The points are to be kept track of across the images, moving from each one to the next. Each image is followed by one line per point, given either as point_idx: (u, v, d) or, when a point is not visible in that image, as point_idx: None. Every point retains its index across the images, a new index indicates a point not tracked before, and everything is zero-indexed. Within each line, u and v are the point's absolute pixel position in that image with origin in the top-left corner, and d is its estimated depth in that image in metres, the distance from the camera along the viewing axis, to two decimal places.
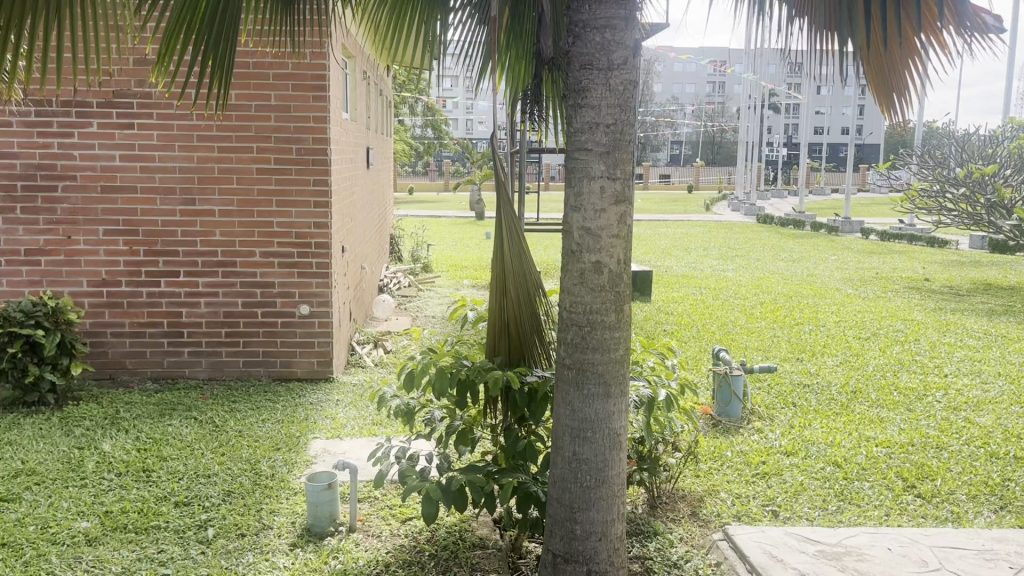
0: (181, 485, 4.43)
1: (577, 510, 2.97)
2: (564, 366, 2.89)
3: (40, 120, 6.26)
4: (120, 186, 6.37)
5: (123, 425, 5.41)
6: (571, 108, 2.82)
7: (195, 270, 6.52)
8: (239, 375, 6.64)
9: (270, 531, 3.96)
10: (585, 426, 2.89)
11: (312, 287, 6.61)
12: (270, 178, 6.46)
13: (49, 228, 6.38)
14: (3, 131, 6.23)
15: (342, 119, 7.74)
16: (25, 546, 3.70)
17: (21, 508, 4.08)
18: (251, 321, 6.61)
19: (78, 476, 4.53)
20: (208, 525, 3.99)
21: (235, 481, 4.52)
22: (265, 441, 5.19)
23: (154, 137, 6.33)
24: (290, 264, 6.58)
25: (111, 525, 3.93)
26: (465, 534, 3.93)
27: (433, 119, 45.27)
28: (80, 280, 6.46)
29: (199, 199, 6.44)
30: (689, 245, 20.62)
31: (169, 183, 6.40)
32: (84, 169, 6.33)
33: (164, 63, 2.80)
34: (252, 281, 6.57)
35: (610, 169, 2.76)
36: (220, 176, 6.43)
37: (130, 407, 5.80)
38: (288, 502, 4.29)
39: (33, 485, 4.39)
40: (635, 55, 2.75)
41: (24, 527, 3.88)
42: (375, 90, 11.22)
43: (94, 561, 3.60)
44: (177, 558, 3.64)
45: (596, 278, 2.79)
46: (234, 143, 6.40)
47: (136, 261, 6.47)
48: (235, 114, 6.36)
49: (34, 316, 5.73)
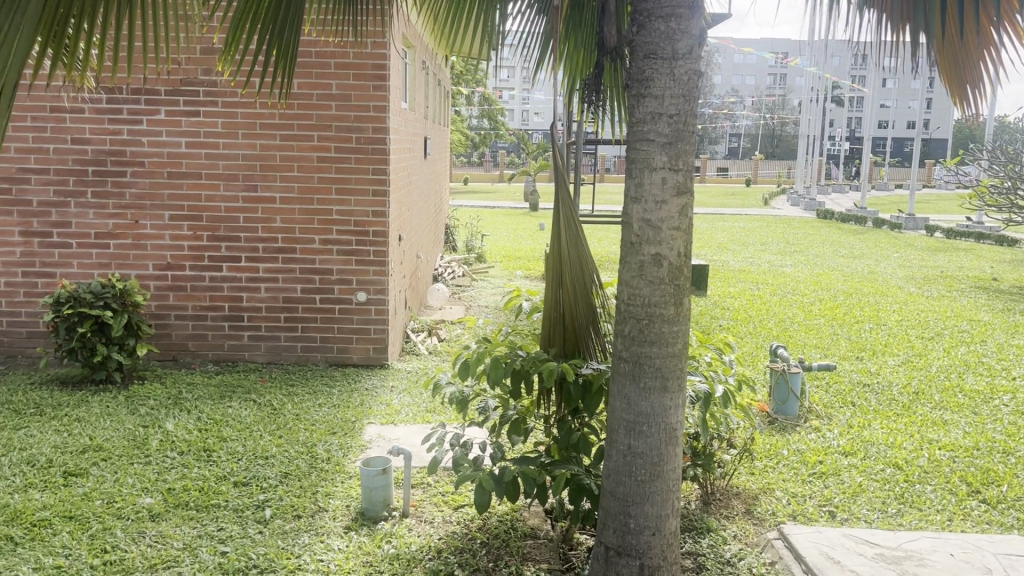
0: (239, 466, 4.54)
1: (631, 504, 2.96)
2: (621, 360, 2.87)
3: (111, 107, 6.43)
4: (185, 172, 6.52)
5: (185, 405, 5.56)
6: (633, 98, 2.79)
7: (255, 256, 6.65)
8: (297, 359, 6.77)
9: (325, 514, 4.03)
10: (641, 419, 2.86)
11: (369, 274, 6.69)
12: (329, 166, 6.55)
13: (118, 213, 6.56)
14: (75, 118, 6.42)
15: (400, 108, 7.79)
16: (91, 519, 3.82)
17: (89, 483, 4.22)
18: (309, 307, 6.72)
19: (142, 453, 4.67)
20: (266, 505, 4.08)
21: (291, 463, 4.61)
22: (321, 425, 5.28)
23: (218, 124, 6.47)
24: (347, 251, 6.66)
25: (173, 501, 4.05)
26: (516, 523, 3.94)
27: (489, 110, 45.34)
28: (147, 263, 6.65)
29: (261, 185, 6.56)
30: (747, 239, 20.31)
31: (232, 170, 6.54)
32: (151, 155, 6.50)
33: (230, 51, 2.85)
34: (311, 268, 6.68)
35: (672, 160, 2.72)
36: (281, 163, 6.54)
37: (192, 388, 5.96)
38: (343, 485, 4.36)
39: (100, 460, 4.54)
40: (700, 44, 2.70)
41: (91, 501, 4.02)
42: (433, 79, 11.24)
43: (157, 536, 3.71)
44: (236, 536, 3.73)
45: (655, 270, 2.76)
46: (295, 131, 6.50)
47: (199, 246, 6.63)
48: (298, 103, 6.46)
49: (103, 297, 5.92)
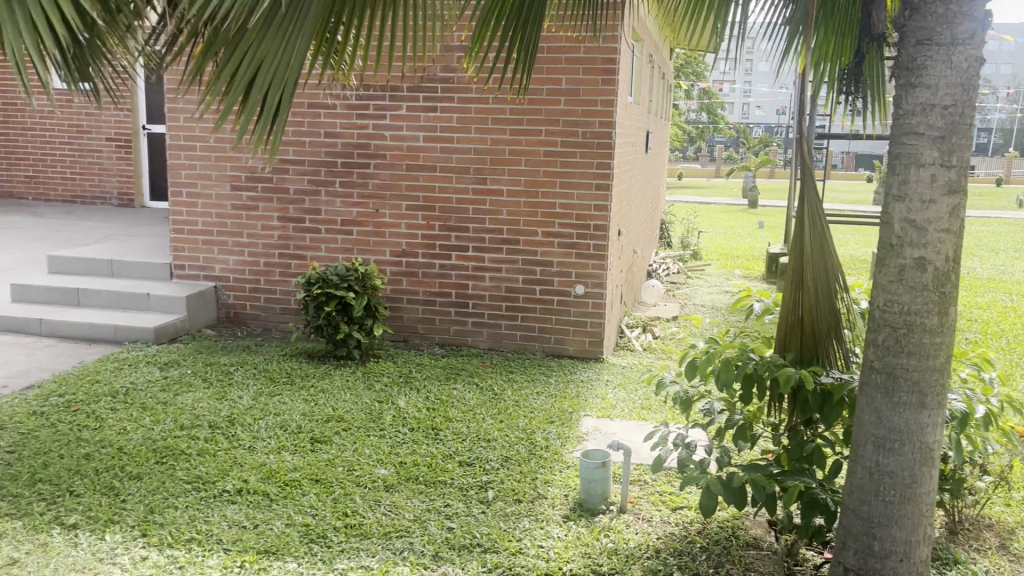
0: (464, 446, 4.73)
1: (875, 525, 2.75)
2: (872, 370, 2.67)
3: (359, 103, 6.92)
4: (422, 164, 6.89)
5: (415, 385, 5.89)
6: (900, 89, 2.58)
7: (481, 246, 6.90)
8: (517, 348, 6.96)
9: (544, 501, 4.10)
10: (892, 436, 2.66)
11: (589, 267, 6.73)
12: (555, 160, 6.65)
13: (361, 202, 7.06)
14: (329, 114, 6.98)
15: (627, 102, 7.76)
16: (335, 484, 4.14)
17: (332, 450, 4.58)
18: (530, 297, 6.88)
19: (377, 426, 5.00)
20: (489, 487, 4.22)
21: (512, 448, 4.74)
22: (539, 413, 5.39)
23: (453, 119, 6.77)
24: (569, 244, 6.74)
25: (405, 475, 4.29)
26: (738, 532, 3.80)
27: (709, 104, 44.20)
28: (384, 249, 7.11)
29: (490, 178, 6.79)
30: (998, 244, 18.35)
31: (464, 163, 6.82)
32: (393, 148, 6.92)
33: (475, 49, 2.95)
34: (533, 260, 6.82)
35: (944, 156, 2.49)
36: (510, 157, 6.73)
37: (421, 369, 6.30)
38: (561, 474, 4.41)
39: (341, 430, 4.92)
40: (985, 28, 2.45)
41: (334, 467, 4.36)
42: (658, 72, 11.12)
43: (391, 506, 3.95)
44: (461, 513, 3.90)
45: (918, 276, 2.54)
46: (524, 126, 6.65)
47: (431, 234, 6.98)
48: (528, 98, 6.61)
49: (347, 279, 6.41)
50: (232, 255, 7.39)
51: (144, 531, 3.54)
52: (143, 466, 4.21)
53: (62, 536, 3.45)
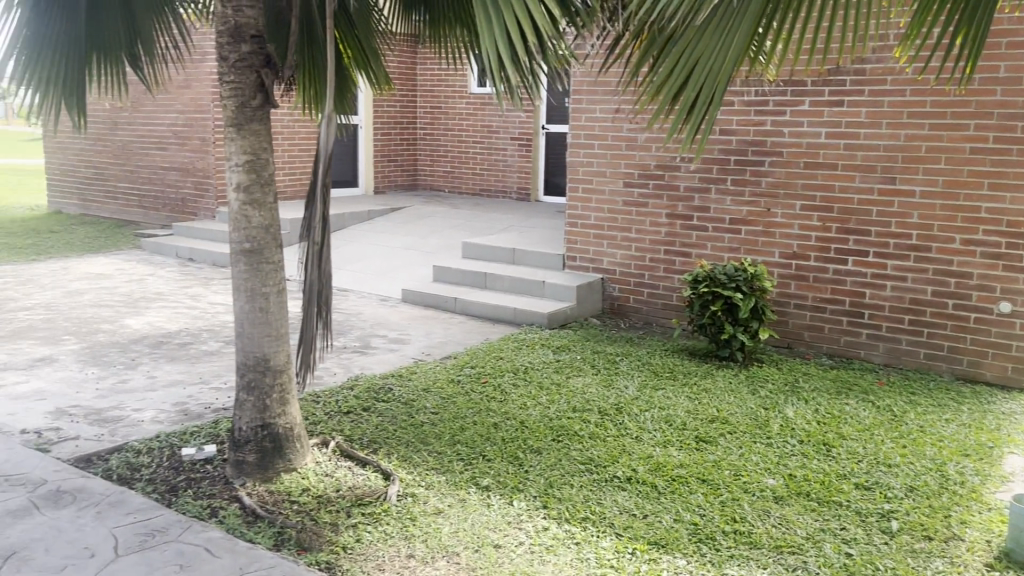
0: (861, 468, 4.38)
1: None
2: None
3: (759, 100, 6.73)
4: (822, 162, 6.51)
5: (803, 395, 5.59)
6: None
7: (885, 252, 6.33)
8: (919, 367, 6.29)
9: (960, 543, 3.62)
10: None
11: (1017, 282, 5.85)
12: (984, 158, 5.86)
13: (753, 200, 6.87)
14: (726, 111, 6.89)
15: None
16: (722, 487, 4.08)
17: (718, 452, 4.52)
18: (939, 312, 6.16)
19: (764, 434, 4.83)
20: (891, 516, 3.85)
21: (918, 478, 4.27)
22: (950, 444, 4.80)
23: (862, 115, 6.29)
24: (994, 254, 5.92)
25: (795, 489, 4.09)
26: None
27: None
28: (774, 250, 6.84)
29: (900, 178, 6.20)
30: None
31: (870, 161, 6.30)
32: (791, 146, 6.63)
33: (912, 40, 2.69)
34: (946, 270, 6.09)
35: None
36: (926, 155, 6.07)
37: (809, 379, 5.97)
38: (981, 516, 3.87)
39: (726, 433, 4.84)
40: None
41: (721, 470, 4.29)
42: None
43: (780, 519, 3.78)
44: (860, 541, 3.61)
45: None
46: (947, 120, 5.96)
47: (827, 237, 6.57)
48: (955, 89, 5.90)
49: (735, 280, 6.28)
50: (621, 250, 7.64)
51: (545, 502, 3.80)
52: (542, 442, 4.53)
53: (476, 495, 3.84)
